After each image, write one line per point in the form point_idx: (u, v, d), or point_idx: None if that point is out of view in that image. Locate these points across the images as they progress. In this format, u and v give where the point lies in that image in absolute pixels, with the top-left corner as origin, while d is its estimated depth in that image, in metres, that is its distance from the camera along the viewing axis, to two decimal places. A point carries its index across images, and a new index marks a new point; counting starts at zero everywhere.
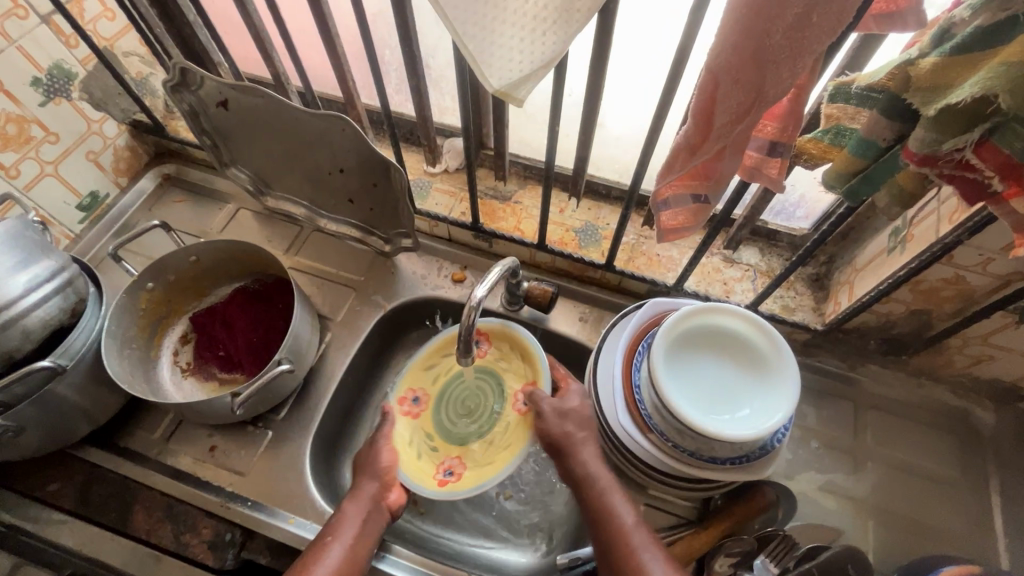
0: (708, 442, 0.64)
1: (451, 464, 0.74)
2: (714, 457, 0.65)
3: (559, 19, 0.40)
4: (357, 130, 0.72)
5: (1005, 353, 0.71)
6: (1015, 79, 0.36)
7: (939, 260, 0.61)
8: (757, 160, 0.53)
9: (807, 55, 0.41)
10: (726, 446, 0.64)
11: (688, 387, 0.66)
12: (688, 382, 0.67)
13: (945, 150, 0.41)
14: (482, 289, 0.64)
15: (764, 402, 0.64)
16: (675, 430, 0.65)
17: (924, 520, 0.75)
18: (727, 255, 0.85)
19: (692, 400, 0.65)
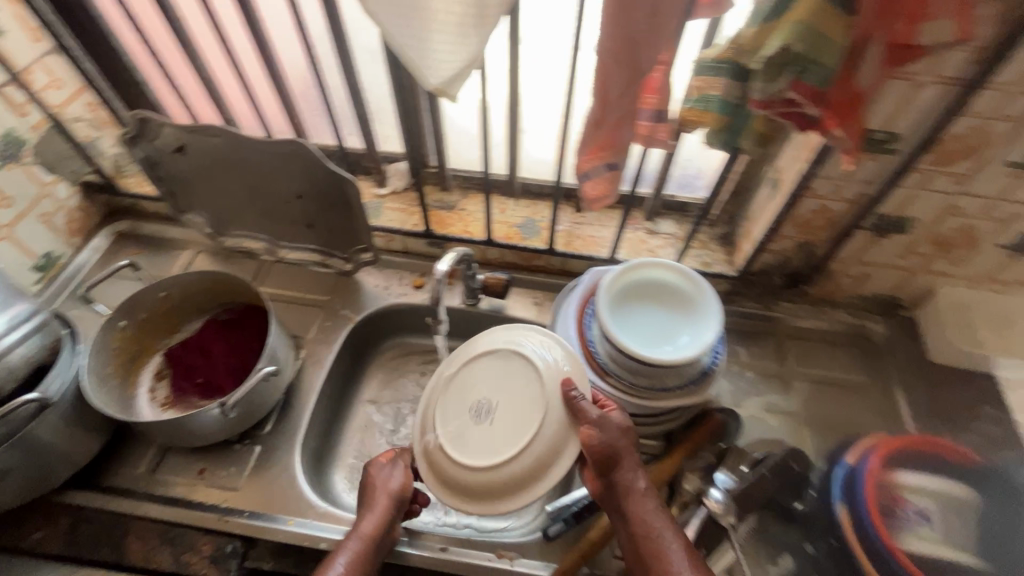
0: (658, 372, 0.74)
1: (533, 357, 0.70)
2: (665, 386, 0.76)
3: (477, 25, 0.52)
4: (312, 154, 0.81)
5: (875, 268, 0.87)
6: (801, 31, 0.50)
7: (805, 194, 0.76)
8: (650, 127, 0.67)
9: (665, 36, 0.55)
10: (673, 373, 0.75)
11: (634, 330, 0.77)
12: (634, 327, 0.78)
13: (774, 92, 0.55)
14: (443, 265, 0.72)
15: (697, 330, 0.76)
16: (629, 368, 0.76)
17: (848, 420, 0.88)
18: (649, 227, 0.99)
19: (638, 340, 0.76)
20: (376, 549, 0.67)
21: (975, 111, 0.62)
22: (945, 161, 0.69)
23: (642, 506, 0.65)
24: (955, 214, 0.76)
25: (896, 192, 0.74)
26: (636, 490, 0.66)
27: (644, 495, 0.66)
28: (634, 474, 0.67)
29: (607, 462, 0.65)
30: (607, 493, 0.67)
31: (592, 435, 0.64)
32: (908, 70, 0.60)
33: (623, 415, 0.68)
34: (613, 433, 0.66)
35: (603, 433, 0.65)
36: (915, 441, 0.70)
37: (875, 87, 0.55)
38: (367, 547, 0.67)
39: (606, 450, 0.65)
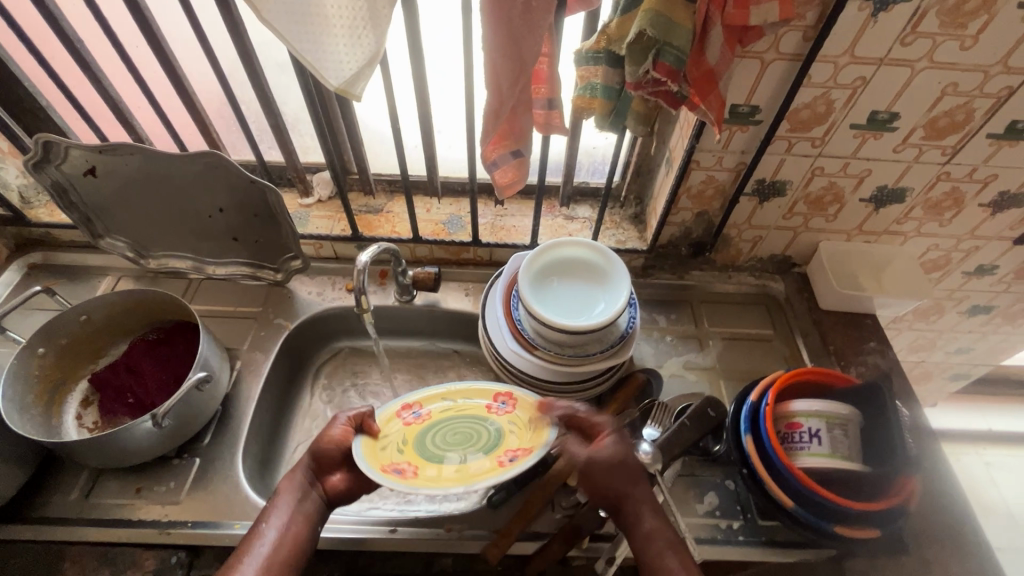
0: (579, 339, 0.80)
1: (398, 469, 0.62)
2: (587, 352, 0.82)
3: (366, 28, 0.57)
4: (230, 164, 0.83)
5: (765, 230, 0.98)
6: (653, 18, 0.58)
7: (692, 167, 0.85)
8: (545, 115, 0.73)
9: (540, 29, 0.62)
10: (593, 338, 0.81)
11: (554, 304, 0.83)
12: (555, 302, 0.84)
13: (642, 73, 0.62)
14: (364, 256, 0.73)
15: (611, 299, 0.83)
16: (553, 339, 0.82)
17: (758, 369, 0.97)
18: (566, 213, 1.06)
19: (559, 312, 0.82)
20: (312, 496, 0.69)
21: (815, 81, 0.73)
22: (802, 128, 0.79)
23: (654, 545, 0.65)
24: (820, 174, 0.87)
25: (767, 159, 0.84)
26: (645, 531, 0.66)
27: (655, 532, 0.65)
28: (636, 516, 0.67)
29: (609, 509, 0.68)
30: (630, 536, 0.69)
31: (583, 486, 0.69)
32: (754, 50, 0.69)
33: (614, 448, 0.69)
34: (602, 475, 0.68)
35: (591, 478, 0.69)
36: (818, 369, 0.77)
37: (723, 64, 0.63)
38: (302, 496, 0.69)
39: (601, 496, 0.68)
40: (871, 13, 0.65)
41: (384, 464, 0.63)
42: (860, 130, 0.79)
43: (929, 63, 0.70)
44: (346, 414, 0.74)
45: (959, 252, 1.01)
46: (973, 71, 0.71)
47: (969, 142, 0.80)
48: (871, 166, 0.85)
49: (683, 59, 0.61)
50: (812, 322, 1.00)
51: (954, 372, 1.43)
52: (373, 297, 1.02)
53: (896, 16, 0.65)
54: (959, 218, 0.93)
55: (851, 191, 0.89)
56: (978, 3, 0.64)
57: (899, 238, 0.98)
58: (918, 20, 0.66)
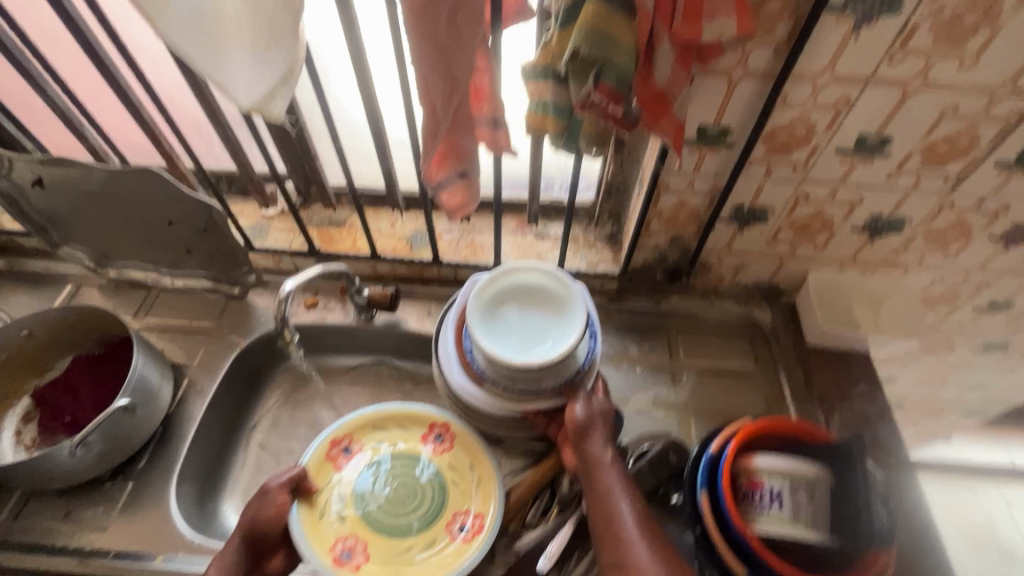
0: (527, 376, 0.74)
1: (349, 544, 0.75)
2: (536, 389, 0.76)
3: (271, 45, 0.52)
4: (169, 181, 0.81)
5: (748, 257, 0.90)
6: (588, 35, 0.51)
7: (661, 190, 0.79)
8: (490, 135, 0.68)
9: (470, 45, 0.56)
10: (542, 375, 0.75)
11: (503, 336, 0.77)
12: (507, 332, 0.77)
13: (582, 95, 0.56)
14: (288, 284, 0.70)
15: (565, 332, 0.76)
16: (500, 375, 0.76)
17: (734, 408, 0.89)
18: (537, 231, 1.00)
19: (508, 345, 0.76)
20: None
21: (791, 102, 0.65)
22: (780, 151, 0.71)
23: (608, 474, 0.68)
24: (804, 201, 0.78)
25: (743, 183, 0.76)
26: (604, 461, 0.69)
27: (614, 466, 0.69)
28: (603, 448, 0.71)
29: (582, 432, 0.72)
30: (580, 466, 0.71)
31: (577, 407, 0.74)
32: (720, 67, 0.62)
33: (608, 401, 0.77)
34: (593, 410, 0.74)
35: (587, 407, 0.74)
36: (785, 421, 0.69)
37: (675, 85, 0.56)
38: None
39: (587, 420, 0.73)
40: (851, 28, 0.57)
41: (333, 540, 0.75)
42: (848, 155, 0.71)
43: (923, 84, 0.62)
44: (282, 476, 0.74)
45: (969, 286, 0.91)
46: (975, 93, 0.62)
47: (974, 171, 0.71)
48: (863, 193, 0.76)
49: (625, 79, 0.54)
50: (797, 358, 0.91)
51: None
52: (332, 314, 0.98)
53: (881, 32, 0.57)
54: (968, 250, 0.83)
55: (841, 219, 0.80)
56: (979, 17, 0.55)
57: (899, 270, 0.89)
58: (908, 36, 0.57)
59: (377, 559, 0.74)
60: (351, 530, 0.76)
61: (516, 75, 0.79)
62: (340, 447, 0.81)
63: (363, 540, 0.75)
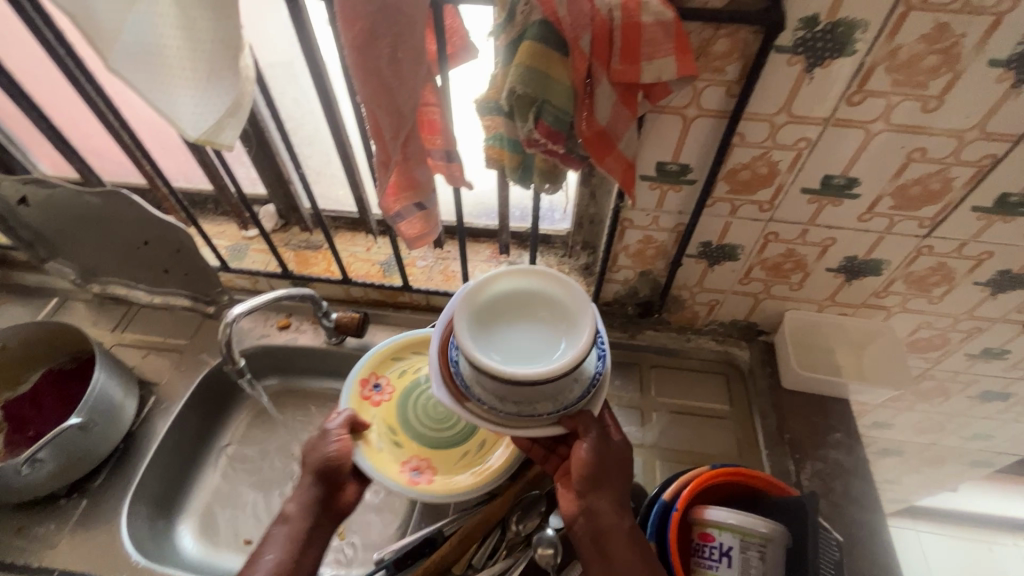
0: (519, 395, 0.61)
1: (415, 466, 0.78)
2: (529, 412, 0.62)
3: (214, 81, 0.53)
4: (141, 204, 0.83)
5: (722, 295, 0.87)
6: (523, 74, 0.51)
7: (625, 225, 0.77)
8: (445, 167, 0.68)
9: (414, 81, 0.56)
10: (538, 394, 0.61)
11: (496, 344, 0.62)
12: (502, 339, 0.63)
13: (527, 131, 0.55)
14: (237, 308, 0.72)
15: (569, 342, 0.62)
16: (489, 391, 0.62)
17: (704, 450, 0.85)
18: (511, 260, 0.99)
19: (500, 356, 0.61)
20: (312, 523, 0.66)
21: (749, 140, 0.63)
22: (744, 190, 0.69)
23: (619, 545, 0.62)
24: (774, 240, 0.76)
25: (709, 220, 0.74)
26: (614, 525, 0.63)
27: (625, 533, 0.62)
28: (618, 512, 0.64)
29: (592, 485, 0.64)
30: (583, 522, 0.64)
31: (584, 446, 0.64)
32: (673, 105, 0.61)
33: (623, 440, 0.67)
34: (604, 452, 0.64)
35: (596, 446, 0.64)
36: (743, 470, 0.67)
37: (619, 124, 0.55)
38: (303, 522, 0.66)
39: (596, 463, 0.64)
40: (804, 68, 0.56)
41: (399, 463, 0.78)
42: (815, 195, 0.68)
43: (886, 125, 0.60)
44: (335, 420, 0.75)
45: (958, 333, 0.86)
46: (943, 136, 0.59)
47: (951, 215, 0.68)
48: (835, 234, 0.73)
49: (563, 119, 0.53)
50: (772, 401, 0.87)
51: (976, 457, 1.24)
52: (303, 337, 0.97)
53: (836, 73, 0.55)
54: (953, 296, 0.79)
55: (815, 260, 0.78)
56: (938, 59, 0.53)
57: (882, 313, 0.85)
58: (865, 77, 0.56)
59: (443, 471, 0.78)
60: (411, 454, 0.79)
61: (471, 110, 0.79)
62: (371, 387, 0.84)
63: (424, 460, 0.79)
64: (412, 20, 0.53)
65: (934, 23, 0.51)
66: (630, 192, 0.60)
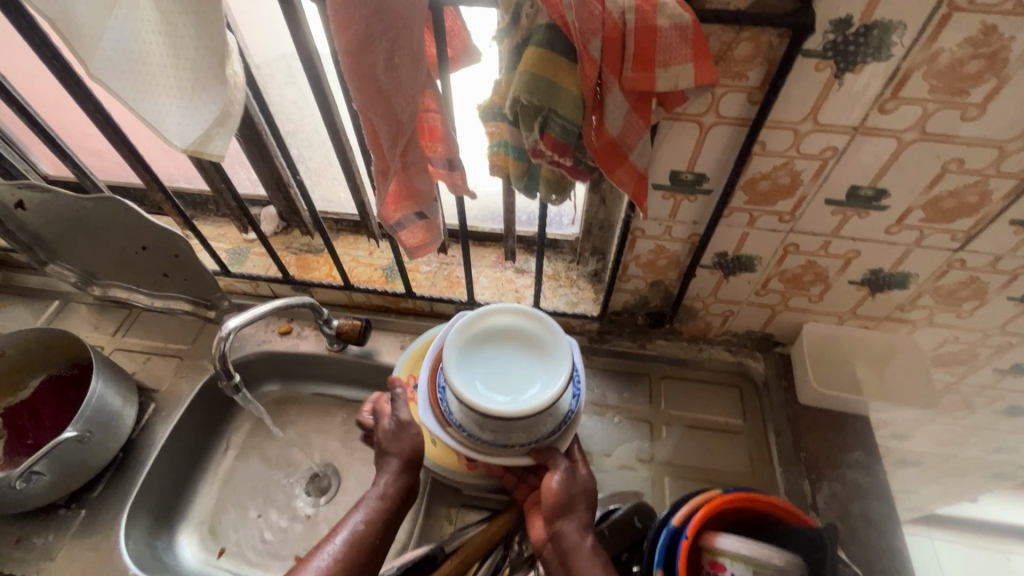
0: (495, 424, 0.67)
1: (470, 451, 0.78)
2: (505, 442, 0.68)
3: (200, 88, 0.50)
4: (135, 210, 0.81)
5: (737, 305, 0.83)
6: (528, 82, 0.47)
7: (636, 235, 0.74)
8: (446, 175, 0.64)
9: (413, 88, 0.53)
10: (514, 428, 0.67)
11: (481, 377, 0.69)
12: (484, 371, 0.69)
13: (532, 140, 0.52)
14: (233, 321, 0.70)
15: (546, 382, 0.68)
16: (469, 419, 0.68)
17: (715, 467, 0.82)
18: (516, 267, 0.96)
19: (483, 388, 0.68)
20: (398, 512, 0.66)
21: (771, 149, 0.59)
22: (763, 201, 0.65)
23: (585, 564, 0.60)
24: (794, 252, 0.72)
25: (725, 231, 0.71)
26: (582, 547, 0.61)
27: (593, 554, 0.61)
28: (584, 533, 0.63)
29: (560, 510, 0.64)
30: (553, 548, 0.63)
31: (555, 477, 0.66)
32: (689, 112, 0.56)
33: (589, 475, 0.69)
34: (573, 483, 0.67)
35: (566, 478, 0.66)
36: (754, 495, 0.64)
37: (630, 135, 0.52)
38: (378, 498, 0.65)
39: (565, 492, 0.65)
40: (833, 73, 0.51)
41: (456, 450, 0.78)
42: (839, 207, 0.64)
43: (920, 134, 0.55)
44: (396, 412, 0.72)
45: (987, 348, 0.81)
46: (982, 146, 0.55)
47: (987, 228, 0.63)
48: (859, 247, 0.69)
49: (571, 130, 0.50)
50: (788, 416, 0.84)
51: (997, 469, 1.20)
52: (304, 343, 0.95)
53: (868, 79, 0.51)
54: (983, 311, 0.75)
55: (837, 272, 0.73)
56: (981, 64, 0.48)
57: (906, 327, 0.80)
58: (900, 83, 0.51)
59: None
60: None
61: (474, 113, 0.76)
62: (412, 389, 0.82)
63: None
64: (409, 23, 0.49)
65: (980, 25, 0.46)
66: (642, 205, 0.56)
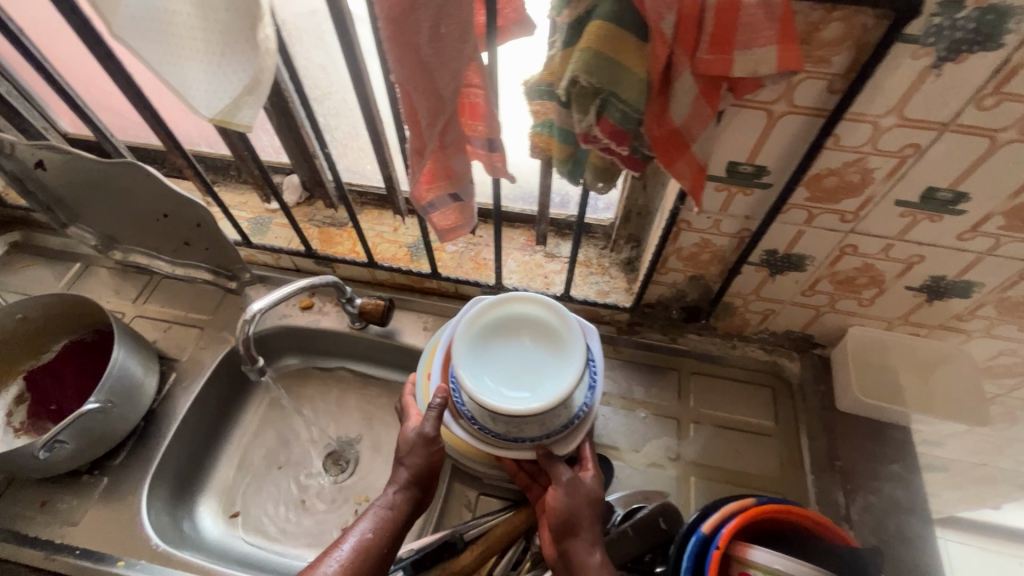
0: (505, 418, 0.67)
1: None
2: (515, 435, 0.68)
3: (228, 52, 0.46)
4: (155, 176, 0.78)
5: (779, 304, 0.79)
6: (589, 61, 0.42)
7: (682, 227, 0.69)
8: (485, 156, 0.60)
9: (457, 62, 0.48)
10: (524, 421, 0.67)
11: (490, 372, 0.69)
12: (494, 364, 0.69)
13: (582, 126, 0.47)
14: (257, 304, 0.68)
15: (557, 377, 0.67)
16: (479, 411, 0.68)
17: (743, 470, 0.79)
18: (547, 251, 0.92)
19: (493, 384, 0.68)
20: (405, 523, 0.64)
21: (844, 144, 0.54)
22: (826, 198, 0.60)
23: None
24: (851, 254, 0.67)
25: (779, 228, 0.66)
26: (589, 566, 0.59)
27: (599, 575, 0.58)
28: (591, 550, 0.60)
29: (565, 526, 0.61)
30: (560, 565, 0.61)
31: (559, 491, 0.63)
32: (758, 99, 0.51)
33: (596, 484, 0.66)
34: (578, 496, 0.63)
35: (570, 492, 0.63)
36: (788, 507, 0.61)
37: (696, 123, 0.47)
38: (387, 506, 0.63)
39: (570, 506, 0.62)
40: (931, 63, 0.46)
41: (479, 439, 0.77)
42: (910, 209, 0.59)
43: (1019, 135, 0.49)
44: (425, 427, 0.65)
45: None
46: None
47: None
48: (923, 252, 0.64)
49: (632, 117, 0.45)
50: (822, 421, 0.81)
51: None
52: (325, 319, 0.93)
53: (969, 71, 0.45)
54: None
55: (895, 277, 0.69)
56: None
57: (961, 337, 0.76)
58: (1006, 77, 0.45)
59: None
60: None
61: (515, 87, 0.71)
62: None
63: None
64: None
65: None
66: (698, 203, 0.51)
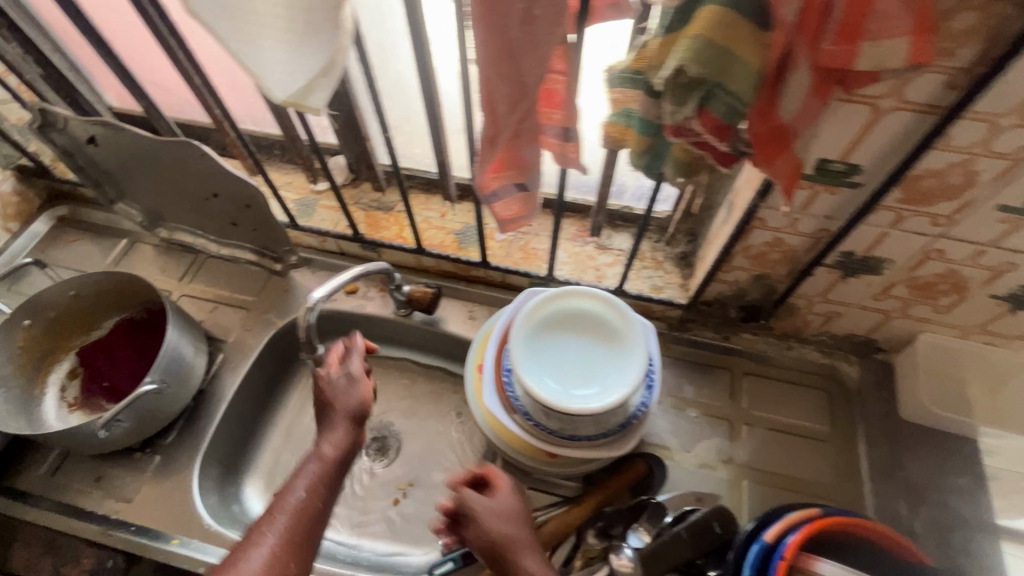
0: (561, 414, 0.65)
1: None
2: (571, 433, 0.66)
3: (308, 33, 0.43)
4: (209, 155, 0.76)
5: (846, 307, 0.76)
6: (700, 48, 0.39)
7: (755, 224, 0.66)
8: (559, 146, 0.57)
9: (546, 47, 0.45)
10: (581, 419, 0.65)
11: (547, 367, 0.67)
12: (552, 360, 0.67)
13: (678, 118, 0.44)
14: (317, 292, 0.68)
15: (618, 376, 0.65)
16: (534, 406, 0.67)
17: (798, 476, 0.77)
18: (599, 242, 0.89)
19: (550, 380, 0.66)
20: (339, 479, 0.60)
21: (953, 144, 0.50)
22: (920, 200, 0.57)
23: None
24: (935, 259, 0.63)
25: (861, 230, 0.62)
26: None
27: None
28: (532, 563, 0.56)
29: (500, 550, 0.58)
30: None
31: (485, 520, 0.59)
32: (865, 93, 0.48)
33: (515, 499, 0.62)
34: (502, 517, 0.60)
35: (494, 515, 0.60)
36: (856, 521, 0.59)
37: (804, 119, 0.44)
38: (316, 464, 0.59)
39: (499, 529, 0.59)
40: None
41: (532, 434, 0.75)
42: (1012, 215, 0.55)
43: None
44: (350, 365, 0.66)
45: None
46: None
47: None
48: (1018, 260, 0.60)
49: (737, 110, 0.42)
50: (882, 429, 0.79)
51: None
52: (370, 304, 0.92)
53: None
54: None
55: (979, 285, 0.65)
56: None
57: None
58: None
59: None
60: None
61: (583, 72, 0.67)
62: None
63: None
64: None
65: None
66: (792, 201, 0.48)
